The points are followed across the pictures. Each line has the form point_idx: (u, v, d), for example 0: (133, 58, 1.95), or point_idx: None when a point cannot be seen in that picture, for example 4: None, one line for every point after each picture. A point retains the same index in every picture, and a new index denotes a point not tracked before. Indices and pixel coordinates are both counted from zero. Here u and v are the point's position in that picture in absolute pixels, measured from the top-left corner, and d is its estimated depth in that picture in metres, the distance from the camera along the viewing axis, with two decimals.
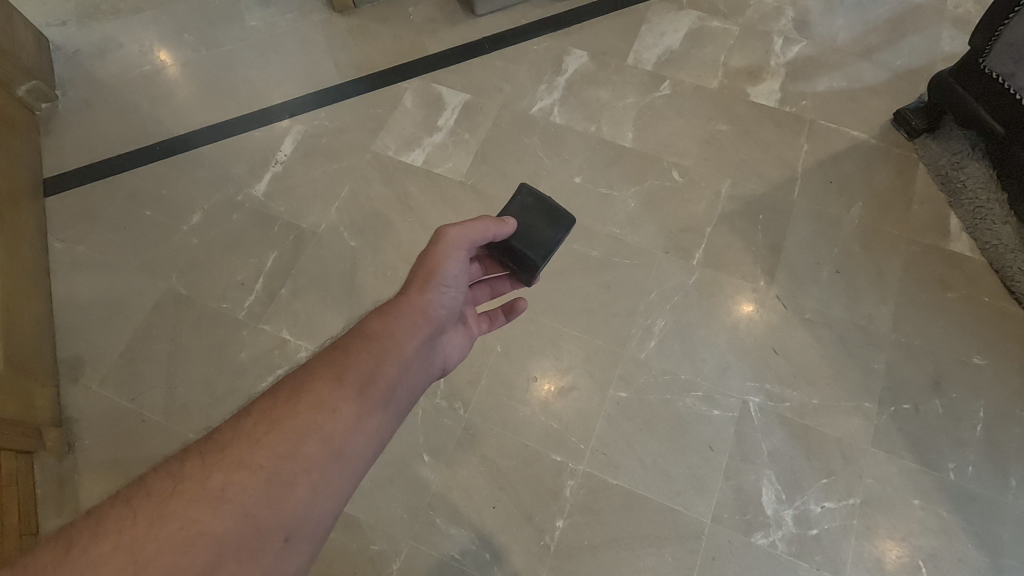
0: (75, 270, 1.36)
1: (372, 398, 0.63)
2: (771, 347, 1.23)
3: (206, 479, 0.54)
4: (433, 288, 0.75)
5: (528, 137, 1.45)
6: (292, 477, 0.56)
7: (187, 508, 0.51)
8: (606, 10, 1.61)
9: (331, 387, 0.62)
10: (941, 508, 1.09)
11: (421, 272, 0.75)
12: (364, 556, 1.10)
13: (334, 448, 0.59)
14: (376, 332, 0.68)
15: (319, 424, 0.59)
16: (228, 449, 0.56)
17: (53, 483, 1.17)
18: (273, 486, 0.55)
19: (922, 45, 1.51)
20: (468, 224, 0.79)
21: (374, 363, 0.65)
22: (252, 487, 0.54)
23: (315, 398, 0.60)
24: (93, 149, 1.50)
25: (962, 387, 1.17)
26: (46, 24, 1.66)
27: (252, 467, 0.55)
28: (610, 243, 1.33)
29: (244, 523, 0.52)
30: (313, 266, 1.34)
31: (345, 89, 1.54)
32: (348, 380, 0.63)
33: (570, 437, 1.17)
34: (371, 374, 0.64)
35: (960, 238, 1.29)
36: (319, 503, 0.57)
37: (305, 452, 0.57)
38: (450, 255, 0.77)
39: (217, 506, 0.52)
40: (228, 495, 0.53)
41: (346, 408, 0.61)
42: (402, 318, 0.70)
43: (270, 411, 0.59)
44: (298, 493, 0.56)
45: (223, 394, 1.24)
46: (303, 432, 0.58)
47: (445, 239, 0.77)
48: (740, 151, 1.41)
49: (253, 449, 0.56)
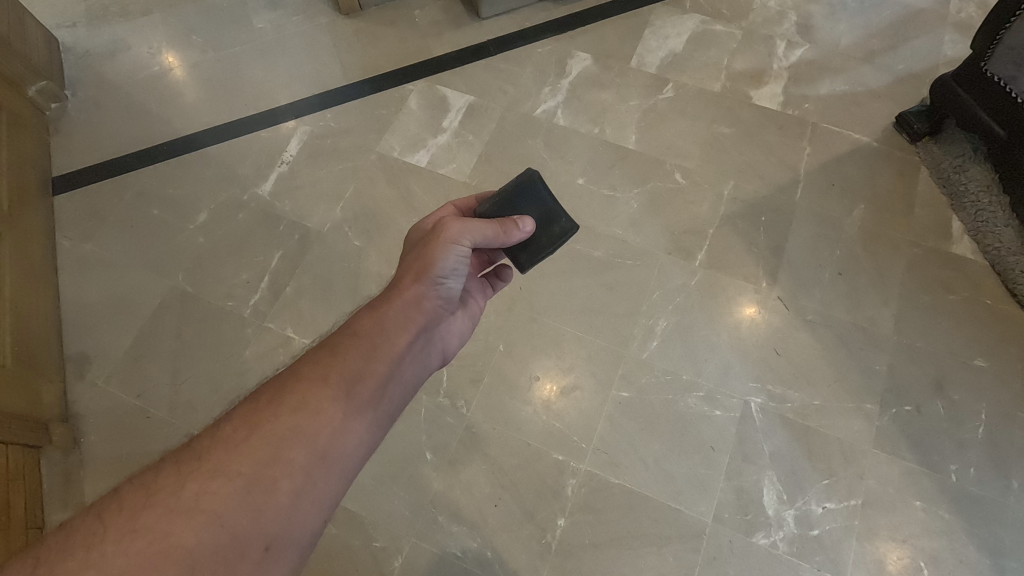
0: (83, 268, 1.38)
1: (359, 398, 0.64)
2: (772, 348, 1.23)
3: (179, 491, 0.54)
4: (429, 281, 0.75)
5: (531, 139, 1.46)
6: (273, 482, 0.57)
7: (158, 521, 0.52)
8: (610, 13, 1.62)
9: (316, 389, 0.63)
10: (941, 510, 1.09)
11: (418, 263, 0.75)
12: (365, 554, 1.11)
13: (319, 452, 0.60)
14: (366, 328, 0.70)
15: (303, 428, 0.60)
16: (205, 458, 0.57)
17: (58, 478, 1.18)
18: (252, 494, 0.55)
19: (924, 50, 1.52)
20: (476, 223, 0.76)
21: (362, 362, 0.66)
22: (228, 496, 0.55)
23: (297, 400, 0.61)
24: (101, 149, 1.51)
25: (963, 389, 1.17)
26: (56, 26, 1.68)
27: (229, 475, 0.56)
28: (613, 244, 1.33)
29: (219, 534, 0.53)
30: (318, 266, 1.35)
31: (351, 90, 1.56)
32: (334, 382, 0.64)
33: (571, 436, 1.18)
34: (358, 374, 0.65)
35: (961, 241, 1.30)
36: (302, 508, 0.57)
37: (287, 457, 0.58)
38: (449, 249, 0.75)
39: (190, 517, 0.53)
40: (202, 504, 0.54)
41: (331, 410, 0.62)
42: (393, 314, 0.71)
43: (251, 417, 0.60)
44: (278, 500, 0.56)
45: (227, 391, 1.25)
46: (285, 437, 0.59)
47: (448, 232, 0.76)
48: (742, 153, 1.42)
49: (231, 458, 0.57)
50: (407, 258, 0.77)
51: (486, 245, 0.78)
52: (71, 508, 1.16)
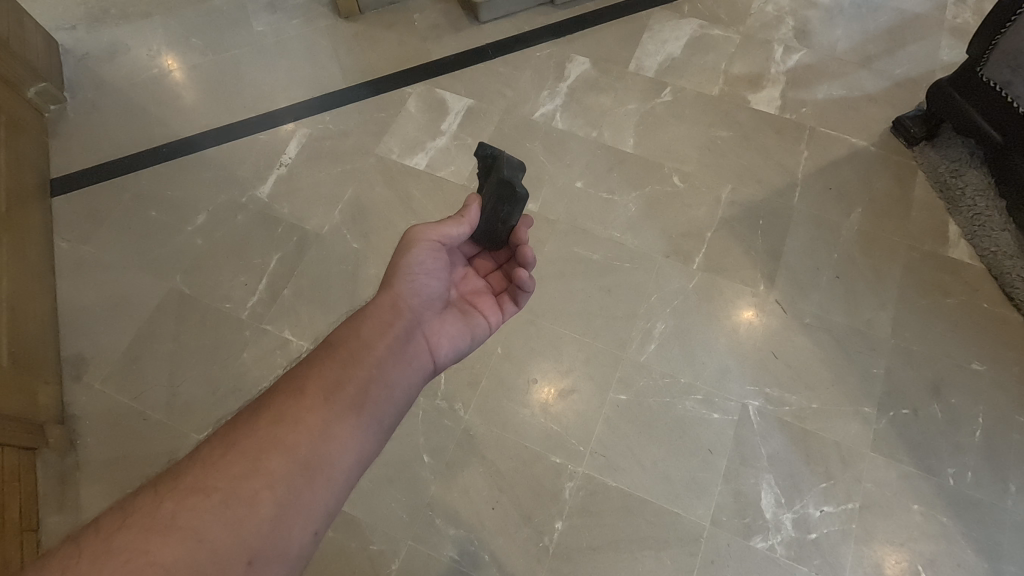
0: (80, 269, 1.38)
1: (340, 403, 0.65)
2: (770, 351, 1.23)
3: (156, 510, 0.54)
4: (402, 282, 0.78)
5: (530, 142, 1.46)
6: (254, 495, 0.56)
7: (133, 540, 0.51)
8: (608, 17, 1.63)
9: (293, 400, 0.63)
10: (940, 514, 1.09)
11: (392, 269, 0.79)
12: (363, 557, 1.10)
13: (301, 460, 0.59)
14: (342, 339, 0.71)
15: (282, 438, 0.60)
16: (183, 477, 0.56)
17: (53, 481, 1.17)
18: (232, 508, 0.55)
19: (920, 55, 1.53)
20: (438, 223, 0.81)
21: (340, 370, 0.67)
22: (207, 511, 0.54)
23: (274, 413, 0.62)
24: (99, 149, 1.51)
25: (962, 392, 1.17)
26: (57, 28, 1.69)
27: (207, 490, 0.55)
28: (611, 247, 1.34)
29: (197, 548, 0.52)
30: (315, 268, 1.35)
31: (350, 93, 1.56)
32: (312, 391, 0.64)
33: (570, 440, 1.18)
34: (337, 381, 0.66)
35: (959, 245, 1.30)
36: (287, 518, 0.57)
37: (267, 469, 0.58)
38: (417, 246, 0.80)
39: (167, 534, 0.52)
40: (179, 521, 0.53)
41: (311, 417, 0.62)
42: (368, 322, 0.73)
43: (229, 434, 0.60)
44: (259, 512, 0.56)
45: (224, 393, 1.24)
46: (264, 448, 0.59)
47: (411, 237, 0.80)
48: (740, 157, 1.42)
49: (209, 474, 0.57)
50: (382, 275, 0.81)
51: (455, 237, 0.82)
52: (66, 511, 1.15)
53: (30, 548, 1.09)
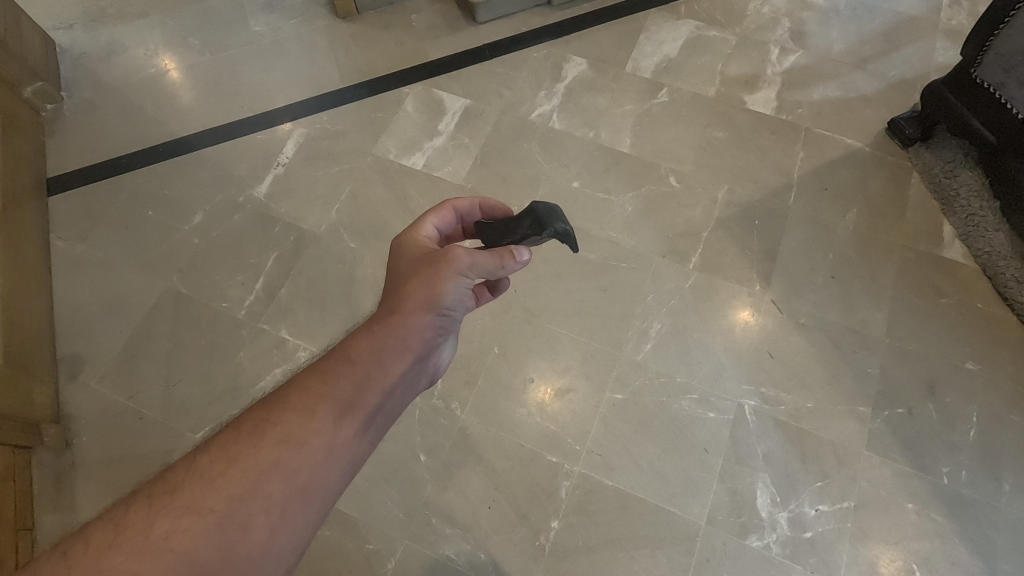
0: (76, 269, 1.38)
1: (348, 429, 0.61)
2: (766, 350, 1.23)
3: (147, 528, 0.52)
4: (432, 307, 0.70)
5: (527, 142, 1.47)
6: (248, 519, 0.55)
7: (123, 563, 0.50)
8: (605, 18, 1.64)
9: (302, 420, 0.60)
10: (934, 512, 1.10)
11: (426, 290, 0.70)
12: (359, 556, 1.10)
13: (300, 485, 0.58)
14: (360, 355, 0.66)
15: (285, 462, 0.57)
16: (179, 493, 0.55)
17: (48, 480, 1.17)
18: (225, 532, 0.54)
19: (915, 57, 1.54)
20: (485, 257, 0.74)
21: (354, 391, 0.63)
22: (200, 534, 0.53)
23: (280, 432, 0.59)
24: (96, 149, 1.51)
25: (956, 392, 1.18)
26: (53, 27, 1.68)
27: (202, 511, 0.54)
28: (607, 247, 1.34)
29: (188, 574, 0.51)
30: (312, 267, 1.35)
31: (348, 93, 1.56)
32: (322, 412, 0.61)
33: (566, 439, 1.18)
34: (349, 402, 0.62)
35: (953, 245, 1.31)
36: (276, 544, 0.55)
37: (265, 491, 0.56)
38: (450, 274, 0.71)
39: (158, 558, 0.50)
40: (172, 543, 0.51)
41: (317, 442, 0.59)
42: (389, 340, 0.67)
43: (230, 447, 0.58)
44: (252, 536, 0.54)
45: (221, 392, 1.24)
46: (265, 471, 0.57)
47: (455, 261, 0.72)
48: (735, 157, 1.43)
49: (205, 492, 0.55)
50: (408, 278, 0.72)
51: (488, 274, 0.76)
52: (62, 510, 1.15)
53: (25, 547, 1.08)
